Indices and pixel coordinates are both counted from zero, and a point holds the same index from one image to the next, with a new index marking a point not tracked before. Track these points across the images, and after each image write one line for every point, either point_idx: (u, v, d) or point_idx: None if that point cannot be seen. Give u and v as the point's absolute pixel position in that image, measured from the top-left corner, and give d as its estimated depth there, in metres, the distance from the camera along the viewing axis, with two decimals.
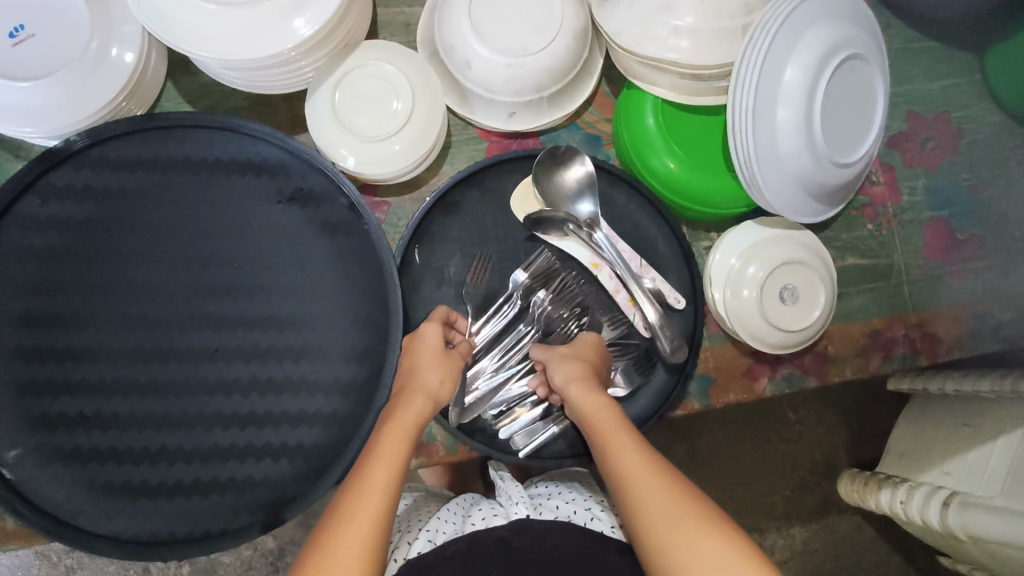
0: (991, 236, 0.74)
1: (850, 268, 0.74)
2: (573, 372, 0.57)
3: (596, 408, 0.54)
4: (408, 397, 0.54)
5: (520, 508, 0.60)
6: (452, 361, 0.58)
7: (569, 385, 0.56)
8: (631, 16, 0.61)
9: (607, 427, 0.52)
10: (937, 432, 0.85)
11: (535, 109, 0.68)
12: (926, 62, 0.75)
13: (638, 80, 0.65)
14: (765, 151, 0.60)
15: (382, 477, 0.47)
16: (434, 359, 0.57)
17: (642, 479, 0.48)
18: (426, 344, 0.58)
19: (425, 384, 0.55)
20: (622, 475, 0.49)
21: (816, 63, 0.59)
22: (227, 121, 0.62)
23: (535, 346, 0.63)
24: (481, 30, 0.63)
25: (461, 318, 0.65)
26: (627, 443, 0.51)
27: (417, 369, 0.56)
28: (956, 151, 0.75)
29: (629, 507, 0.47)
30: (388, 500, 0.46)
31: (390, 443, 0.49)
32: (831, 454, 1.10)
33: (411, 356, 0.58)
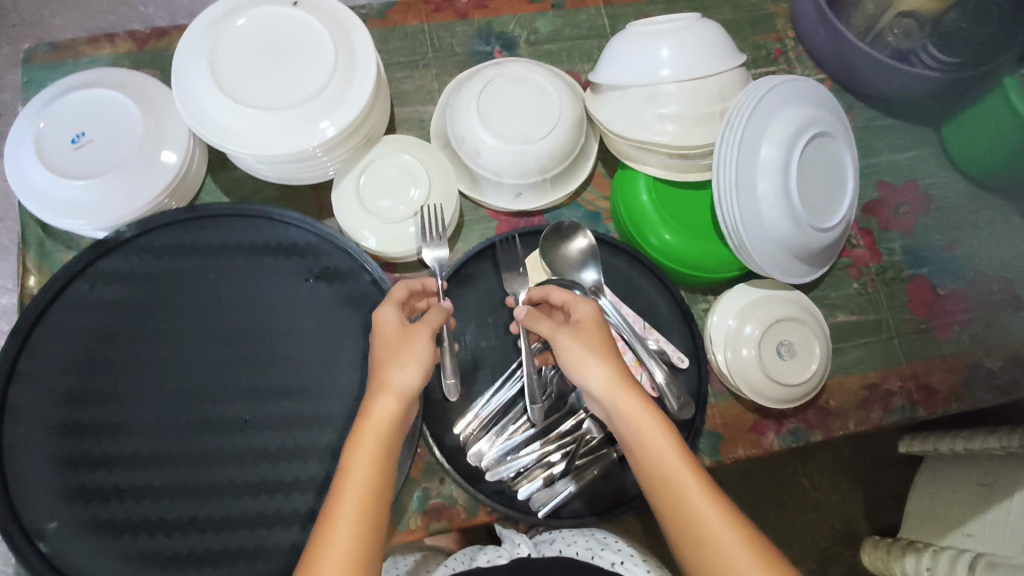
0: (970, 290, 0.79)
1: (841, 325, 0.77)
2: (597, 361, 0.54)
3: (619, 389, 0.53)
4: (376, 396, 0.51)
5: (523, 548, 0.64)
6: (414, 336, 0.54)
7: (582, 364, 0.54)
8: (621, 108, 0.70)
9: (635, 414, 0.51)
10: (954, 493, 0.88)
11: (539, 189, 0.75)
12: (888, 139, 0.84)
13: (630, 161, 0.73)
14: (751, 218, 0.66)
15: (356, 509, 0.46)
16: (395, 347, 0.54)
17: (678, 474, 0.49)
18: (386, 328, 0.56)
19: (391, 380, 0.52)
20: (654, 471, 0.50)
21: (787, 140, 0.67)
22: (261, 209, 0.69)
23: (534, 322, 0.58)
24: (490, 122, 0.71)
25: (429, 279, 0.67)
26: (656, 432, 0.50)
27: (386, 361, 0.53)
28: (927, 215, 0.81)
29: (662, 501, 0.49)
30: (370, 521, 0.45)
31: (358, 460, 0.48)
32: (849, 522, 1.10)
33: (376, 345, 0.55)
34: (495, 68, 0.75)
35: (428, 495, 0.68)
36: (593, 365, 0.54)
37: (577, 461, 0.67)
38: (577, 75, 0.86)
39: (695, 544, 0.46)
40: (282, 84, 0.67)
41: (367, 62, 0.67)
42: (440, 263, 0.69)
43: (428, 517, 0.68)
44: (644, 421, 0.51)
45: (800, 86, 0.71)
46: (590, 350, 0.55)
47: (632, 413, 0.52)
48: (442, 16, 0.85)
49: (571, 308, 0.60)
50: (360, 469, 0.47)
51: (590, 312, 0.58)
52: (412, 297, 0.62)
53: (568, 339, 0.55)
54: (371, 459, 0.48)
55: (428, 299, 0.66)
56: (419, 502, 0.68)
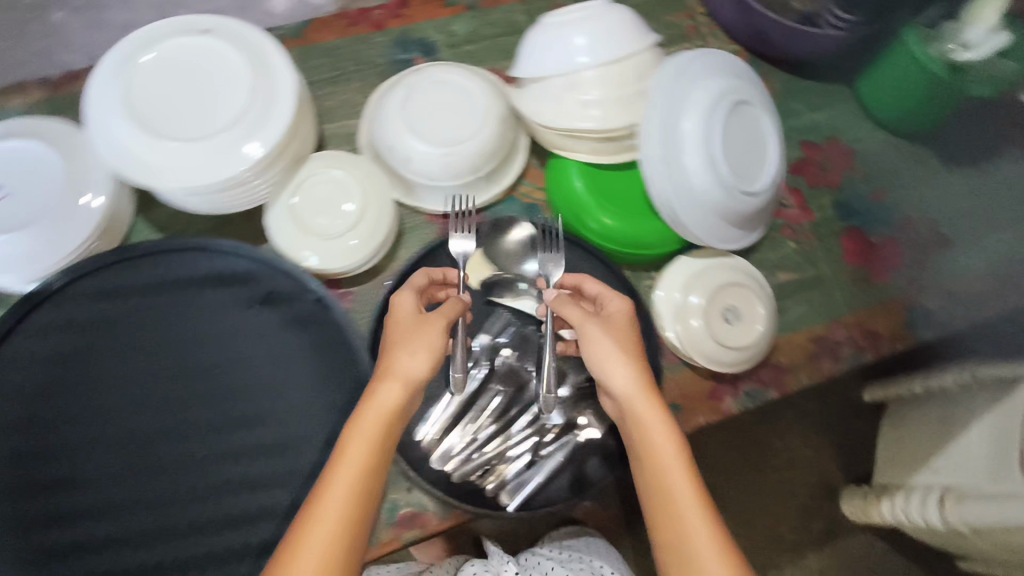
0: (901, 235, 0.81)
1: (783, 283, 0.80)
2: (616, 354, 0.56)
3: (640, 393, 0.54)
4: (384, 381, 0.51)
5: (509, 567, 0.65)
6: (431, 323, 0.56)
7: (605, 361, 0.56)
8: (544, 98, 0.71)
9: (648, 418, 0.53)
10: (917, 438, 0.94)
11: (474, 188, 0.76)
12: (806, 100, 0.88)
13: (560, 150, 0.74)
14: (682, 191, 0.68)
15: (341, 501, 0.45)
16: (410, 331, 0.55)
17: (673, 476, 0.50)
18: (402, 313, 0.58)
19: (401, 366, 0.53)
20: (653, 465, 0.51)
21: (707, 112, 0.69)
22: (194, 241, 0.68)
23: (562, 304, 0.60)
24: (416, 129, 0.72)
25: (451, 270, 0.69)
26: (660, 431, 0.52)
27: (398, 348, 0.54)
28: (852, 168, 0.84)
29: (652, 494, 0.51)
30: (356, 512, 0.45)
31: (352, 450, 0.48)
32: (830, 478, 1.14)
33: (388, 328, 0.58)
34: (415, 74, 0.75)
35: (398, 506, 0.68)
36: (611, 357, 0.56)
37: (542, 450, 0.68)
38: (500, 73, 0.87)
39: (676, 545, 0.48)
40: (203, 113, 0.66)
41: (287, 84, 0.67)
42: (465, 256, 0.68)
43: (400, 528, 0.68)
44: (652, 419, 0.53)
45: (715, 59, 0.73)
46: (617, 347, 0.56)
47: (643, 411, 0.53)
48: (360, 28, 0.85)
49: (604, 302, 0.62)
50: (352, 457, 0.47)
51: (620, 306, 0.61)
52: (432, 284, 0.66)
53: (596, 329, 0.58)
54: (364, 448, 0.48)
55: (447, 290, 0.68)
56: (389, 514, 0.68)
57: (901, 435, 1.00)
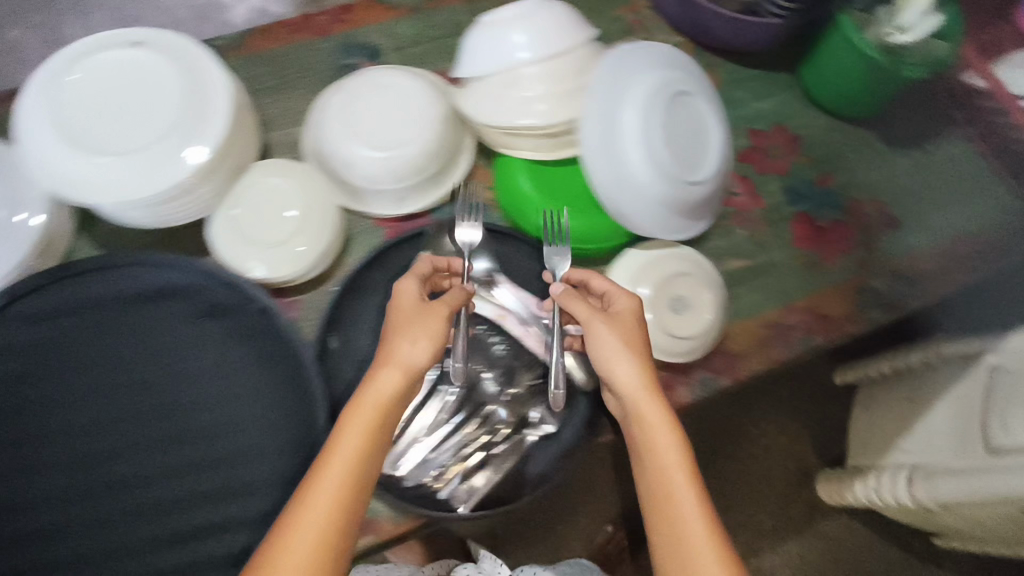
0: (847, 218, 0.82)
1: (734, 271, 0.79)
2: (621, 351, 0.60)
3: (644, 395, 0.58)
4: (385, 369, 0.55)
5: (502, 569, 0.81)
6: (433, 312, 0.59)
7: (613, 363, 0.59)
8: (484, 97, 0.71)
9: (653, 423, 0.57)
10: (930, 417, 1.04)
11: (420, 189, 0.75)
12: (752, 88, 0.88)
13: (504, 148, 0.75)
14: (622, 183, 0.69)
15: (341, 478, 0.50)
16: (412, 320, 0.58)
17: (672, 470, 0.55)
18: (406, 301, 0.60)
19: (399, 354, 0.56)
20: (652, 456, 0.56)
21: (645, 102, 0.69)
22: (136, 256, 0.67)
23: (570, 298, 0.63)
24: (358, 133, 0.72)
25: (457, 259, 0.70)
26: (659, 426, 0.56)
27: (399, 337, 0.57)
28: (798, 155, 0.85)
29: (651, 483, 0.56)
30: (352, 489, 0.51)
31: (350, 433, 0.52)
32: (804, 463, 1.29)
33: (392, 314, 0.60)
34: (356, 78, 0.75)
35: None
36: (616, 353, 0.59)
37: (495, 449, 0.68)
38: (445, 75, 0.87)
39: (669, 530, 0.53)
40: (137, 126, 0.65)
41: (217, 86, 0.67)
42: (471, 245, 0.71)
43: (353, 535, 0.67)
44: (653, 416, 0.57)
45: (652, 50, 0.73)
46: (623, 347, 0.60)
47: (647, 408, 0.58)
48: (302, 36, 0.85)
49: (611, 299, 0.65)
50: (349, 440, 0.52)
51: (626, 301, 0.64)
52: (436, 272, 0.68)
53: (603, 326, 0.61)
54: (363, 432, 0.52)
55: (451, 278, 0.70)
56: None
57: (883, 416, 1.18)
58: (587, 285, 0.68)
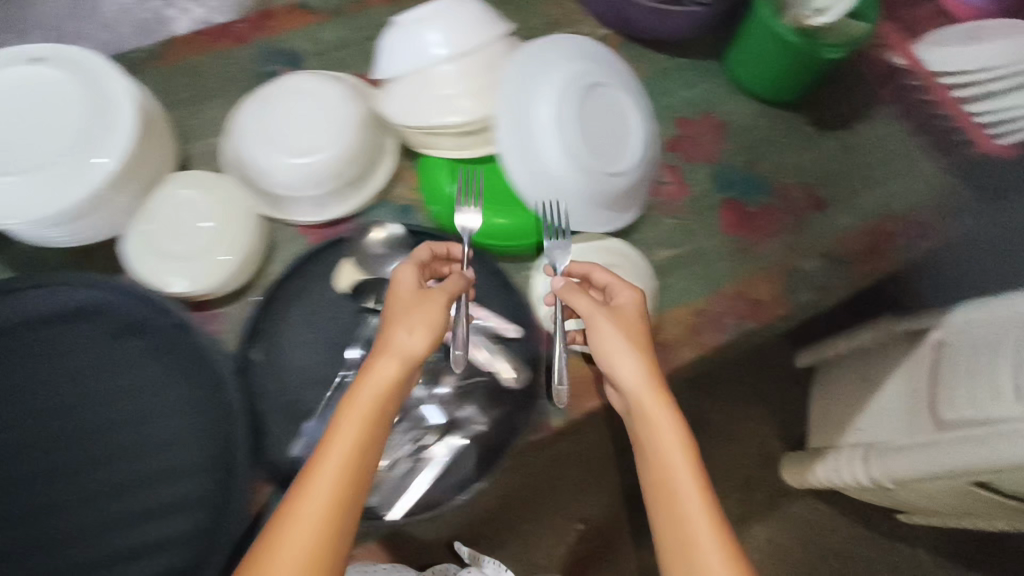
0: (777, 201, 0.82)
1: (664, 261, 0.79)
2: (625, 346, 0.58)
3: (652, 394, 0.56)
4: (381, 357, 0.53)
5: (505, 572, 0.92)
6: (428, 299, 0.56)
7: (619, 361, 0.57)
8: (401, 99, 0.71)
9: (661, 421, 0.55)
10: (881, 395, 1.06)
11: (342, 194, 0.75)
12: (679, 77, 0.88)
13: (425, 148, 0.74)
14: (542, 178, 0.69)
15: (337, 475, 0.48)
16: (408, 307, 0.56)
17: (676, 473, 0.53)
18: (400, 289, 0.58)
19: (395, 342, 0.54)
20: (656, 458, 0.54)
21: (561, 95, 0.69)
22: (44, 277, 0.64)
23: (572, 290, 0.61)
24: (275, 141, 0.71)
25: (455, 246, 0.70)
26: (666, 425, 0.55)
27: (393, 326, 0.55)
28: (725, 140, 0.85)
29: (656, 485, 0.54)
30: (348, 484, 0.48)
31: (346, 426, 0.50)
32: (765, 447, 1.31)
33: (387, 303, 0.58)
34: (272, 85, 0.74)
35: None
36: (621, 348, 0.58)
37: (425, 452, 0.68)
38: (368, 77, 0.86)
39: (677, 534, 0.51)
40: (37, 142, 0.64)
41: (121, 91, 0.65)
42: (469, 232, 0.70)
43: None
44: (661, 416, 0.55)
45: (568, 44, 0.73)
46: (630, 344, 0.58)
47: (653, 408, 0.56)
48: (220, 44, 0.83)
49: (614, 293, 0.63)
50: (346, 433, 0.49)
51: (632, 295, 0.62)
52: (433, 259, 0.67)
53: (607, 320, 0.59)
54: (359, 425, 0.50)
55: (450, 265, 0.69)
56: None
57: (839, 401, 1.19)
58: (589, 280, 0.67)
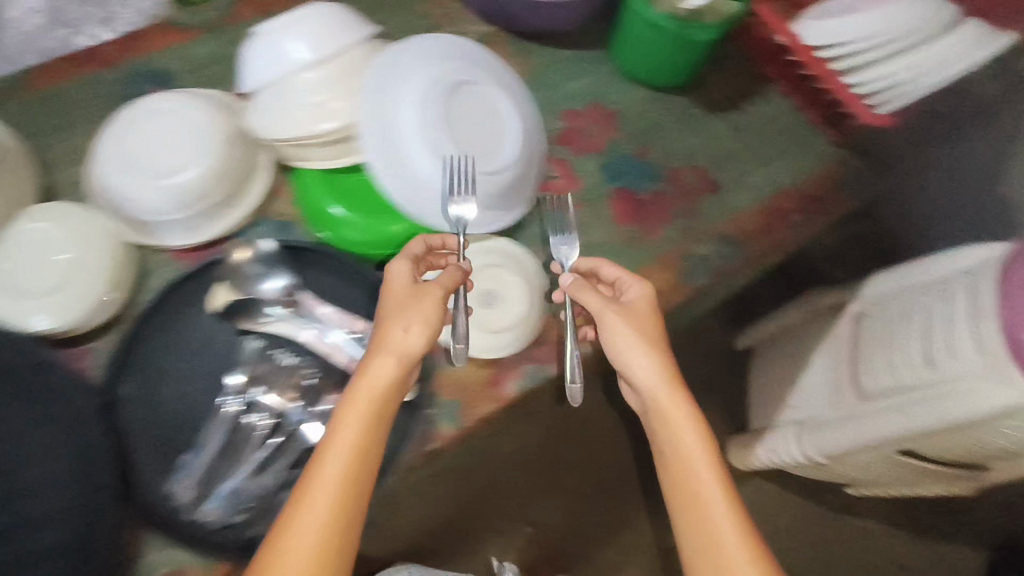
0: (668, 187, 0.82)
1: (556, 256, 0.78)
2: (639, 345, 0.64)
3: (664, 387, 0.63)
4: (377, 357, 0.57)
5: None
6: (423, 296, 0.60)
7: (631, 358, 0.64)
8: (262, 112, 0.68)
9: (677, 417, 0.62)
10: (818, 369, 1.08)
11: (213, 215, 0.72)
12: (565, 68, 0.86)
13: (296, 161, 0.72)
14: (408, 185, 0.67)
15: (339, 472, 0.53)
16: (405, 306, 0.59)
17: (697, 467, 0.60)
18: (397, 288, 0.62)
19: (392, 342, 0.57)
20: (677, 451, 0.61)
21: (420, 97, 0.67)
22: None
23: (585, 293, 0.67)
24: (134, 165, 0.68)
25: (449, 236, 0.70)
26: (685, 423, 0.62)
27: (387, 326, 0.58)
28: (613, 129, 0.84)
29: (675, 473, 0.61)
30: (353, 479, 0.53)
31: (346, 424, 0.55)
32: None
33: (386, 300, 0.61)
34: (131, 106, 0.71)
35: (156, 565, 0.63)
36: (636, 348, 0.64)
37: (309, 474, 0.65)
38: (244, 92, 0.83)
39: (695, 520, 0.59)
40: None
41: None
42: (463, 223, 0.66)
43: None
44: (679, 415, 0.62)
45: (430, 46, 0.72)
46: (637, 339, 0.64)
47: (671, 406, 0.62)
48: (82, 68, 0.80)
49: (623, 288, 0.69)
50: (345, 434, 0.54)
51: (645, 294, 0.68)
52: (429, 252, 0.69)
53: (619, 321, 0.65)
54: (359, 423, 0.55)
55: (446, 256, 0.71)
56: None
57: (776, 379, 1.20)
58: (596, 275, 0.73)
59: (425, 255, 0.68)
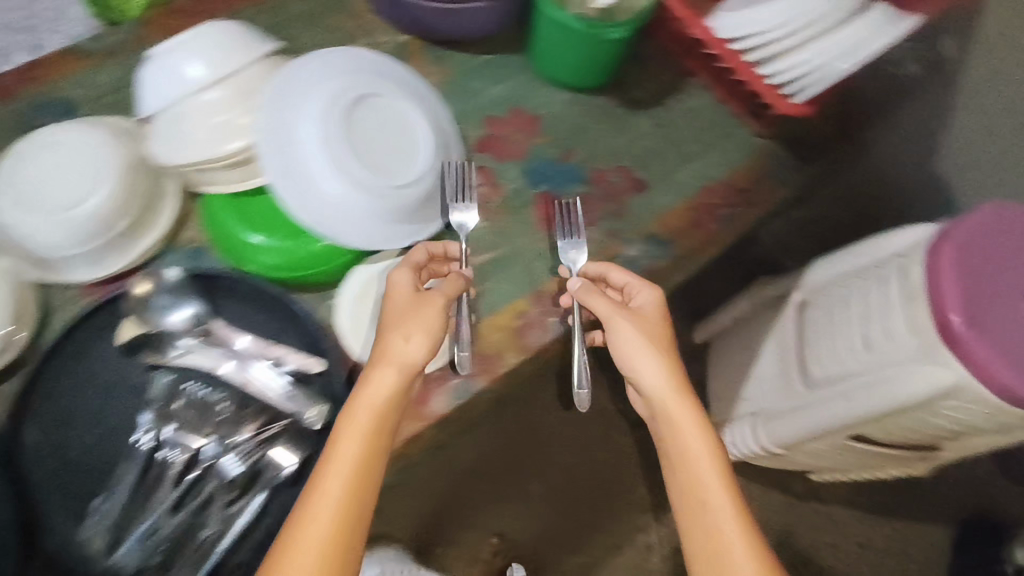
0: (593, 189, 0.81)
1: (481, 266, 0.76)
2: (646, 346, 0.65)
3: (675, 397, 0.64)
4: (380, 367, 0.59)
5: None
6: (425, 307, 0.62)
7: (639, 362, 0.65)
8: (157, 137, 0.66)
9: (683, 421, 0.64)
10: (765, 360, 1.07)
11: (119, 246, 0.69)
12: (485, 74, 0.85)
13: (201, 186, 0.69)
14: (315, 203, 0.66)
15: (343, 483, 0.55)
16: (409, 317, 0.61)
17: (703, 469, 0.62)
18: (400, 295, 0.63)
19: (395, 352, 0.60)
20: (682, 453, 0.63)
21: (320, 114, 0.66)
22: None
23: (590, 295, 0.68)
24: (27, 200, 0.65)
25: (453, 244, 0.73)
26: (692, 427, 0.63)
27: (389, 337, 0.60)
28: (536, 134, 0.83)
29: (680, 474, 0.63)
30: (358, 487, 0.55)
31: (349, 433, 0.57)
32: None
33: (387, 308, 0.63)
34: (26, 139, 0.68)
35: None
36: (642, 350, 0.65)
37: (230, 510, 0.63)
38: None
39: (699, 519, 0.61)
40: None
41: None
42: (465, 230, 0.72)
43: None
44: (685, 419, 0.64)
45: (331, 59, 0.70)
46: (648, 347, 0.65)
47: (678, 411, 0.64)
48: None
49: (633, 293, 0.70)
50: (348, 442, 0.57)
51: (653, 297, 0.68)
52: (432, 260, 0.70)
53: (628, 324, 0.66)
54: (360, 433, 0.57)
55: (448, 263, 0.72)
56: None
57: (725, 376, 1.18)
58: (604, 279, 0.73)
59: (427, 262, 0.69)
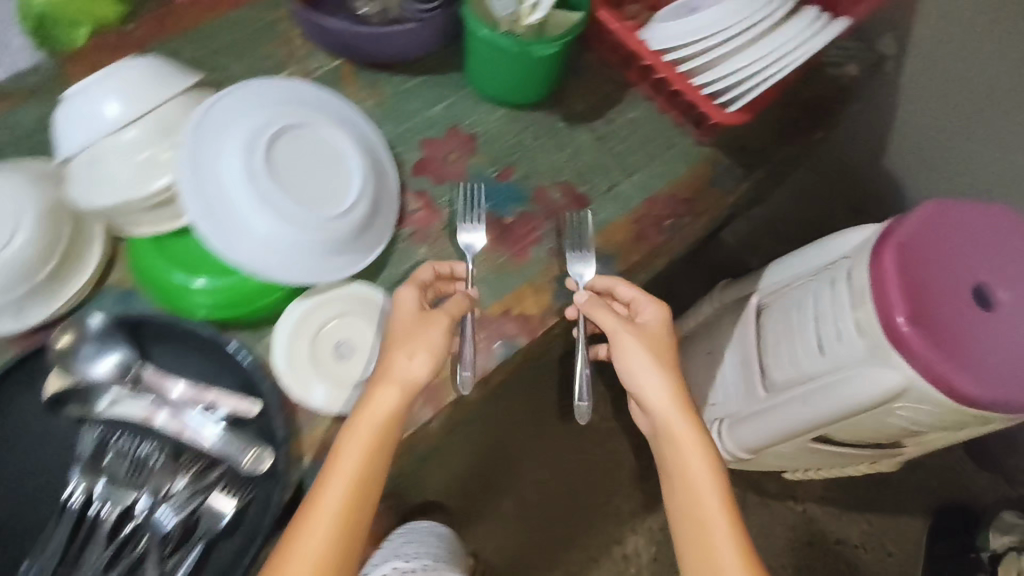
0: (535, 208, 0.80)
1: None
2: (646, 357, 0.66)
3: (676, 411, 0.65)
4: (382, 383, 0.61)
5: None
6: (425, 325, 0.63)
7: (643, 376, 0.66)
8: (73, 182, 0.63)
9: (684, 437, 0.64)
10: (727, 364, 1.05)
11: (42, 292, 0.67)
12: (421, 96, 0.83)
13: (125, 229, 0.68)
14: (242, 239, 0.64)
15: (342, 498, 0.57)
16: (410, 336, 0.63)
17: (698, 479, 0.63)
18: (404, 310, 0.65)
19: (396, 370, 0.61)
20: (678, 463, 0.64)
21: (245, 148, 0.64)
22: None
23: (594, 307, 0.69)
24: None
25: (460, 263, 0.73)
26: (691, 440, 0.64)
27: (391, 356, 0.62)
28: (474, 154, 0.81)
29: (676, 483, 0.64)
30: (354, 501, 0.58)
31: (351, 450, 0.59)
32: None
33: (392, 324, 0.65)
34: None
35: None
36: (643, 361, 0.66)
37: (168, 564, 0.61)
38: None
39: (691, 527, 0.62)
40: None
41: None
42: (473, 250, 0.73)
43: None
44: (684, 430, 0.64)
45: (256, 92, 0.68)
46: (651, 360, 0.66)
47: (677, 425, 0.65)
48: None
49: (639, 308, 0.70)
50: (350, 458, 0.59)
51: (658, 313, 0.69)
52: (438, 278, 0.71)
53: (633, 338, 0.67)
54: (360, 450, 0.59)
55: (454, 282, 0.73)
56: None
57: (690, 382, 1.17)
58: (612, 293, 0.73)
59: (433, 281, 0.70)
